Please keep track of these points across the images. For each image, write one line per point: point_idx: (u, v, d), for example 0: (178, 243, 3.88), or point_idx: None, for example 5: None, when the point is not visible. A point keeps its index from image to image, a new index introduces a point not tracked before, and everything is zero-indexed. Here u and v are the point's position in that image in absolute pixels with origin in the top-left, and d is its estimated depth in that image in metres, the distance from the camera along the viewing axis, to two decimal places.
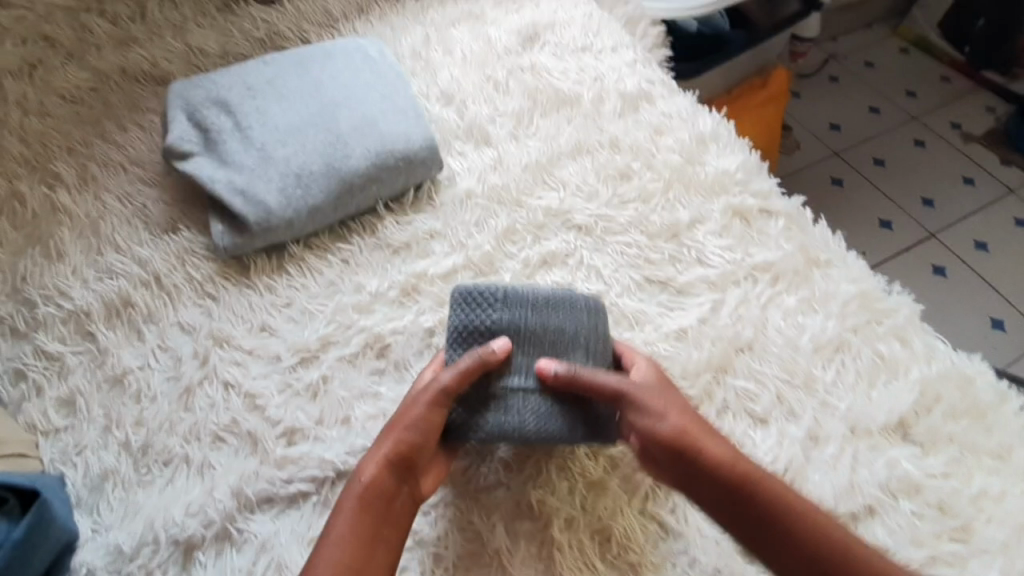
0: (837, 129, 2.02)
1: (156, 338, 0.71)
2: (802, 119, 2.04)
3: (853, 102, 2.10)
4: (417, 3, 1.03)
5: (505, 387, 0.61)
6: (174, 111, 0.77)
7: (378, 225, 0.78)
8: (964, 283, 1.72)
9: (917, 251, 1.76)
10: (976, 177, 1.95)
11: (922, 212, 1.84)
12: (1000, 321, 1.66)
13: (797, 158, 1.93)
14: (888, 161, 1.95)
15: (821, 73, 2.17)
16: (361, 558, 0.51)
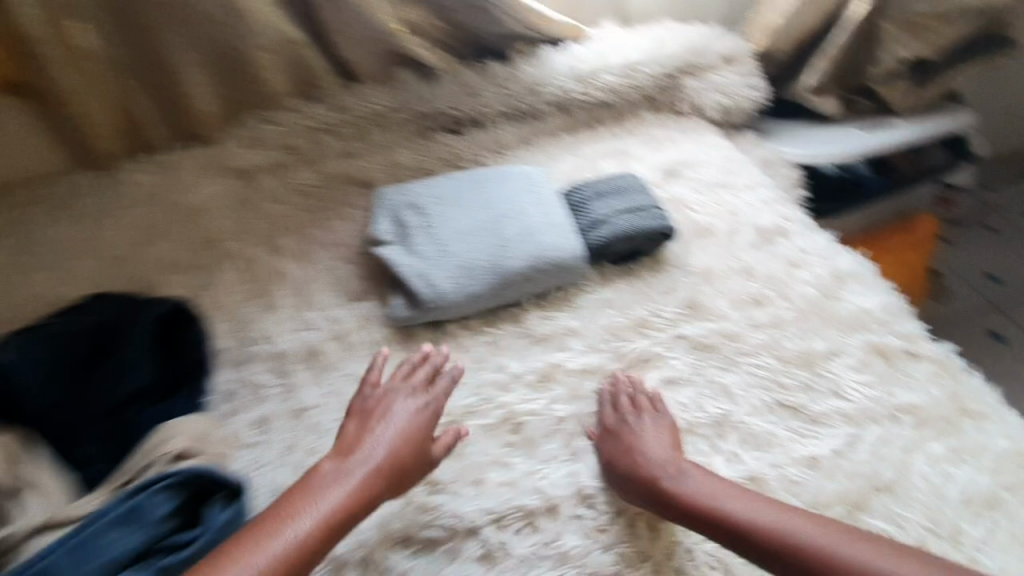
0: (993, 280, 1.87)
1: (334, 383, 0.86)
2: (950, 264, 1.92)
3: (1011, 253, 1.96)
4: (573, 139, 1.23)
5: (601, 216, 0.98)
6: (381, 210, 0.99)
7: (522, 316, 0.90)
8: None
9: None
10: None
11: None
12: None
13: (943, 302, 1.81)
14: None
15: (973, 221, 2.06)
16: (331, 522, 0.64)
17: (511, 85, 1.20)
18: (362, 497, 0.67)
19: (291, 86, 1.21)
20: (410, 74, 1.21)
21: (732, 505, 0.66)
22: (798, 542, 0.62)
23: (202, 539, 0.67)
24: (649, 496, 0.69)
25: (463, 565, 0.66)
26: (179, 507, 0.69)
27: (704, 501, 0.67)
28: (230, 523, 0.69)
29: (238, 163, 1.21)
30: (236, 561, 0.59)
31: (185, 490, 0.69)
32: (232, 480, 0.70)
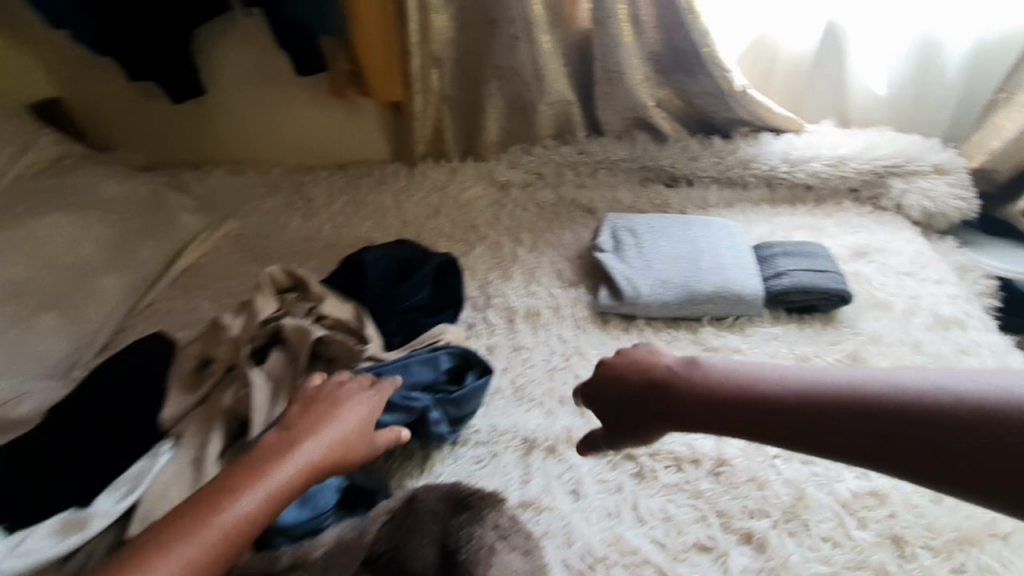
0: None
1: (545, 336, 1.18)
2: None
3: None
4: (771, 210, 1.43)
5: (787, 268, 1.17)
6: (605, 228, 1.29)
7: (699, 330, 1.14)
8: None
9: None
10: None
11: None
12: None
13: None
14: None
15: None
16: (295, 484, 0.77)
17: (729, 156, 1.46)
18: (321, 463, 0.79)
19: (553, 130, 1.62)
20: (646, 136, 1.53)
21: (756, 388, 0.77)
22: (818, 392, 0.72)
23: (465, 388, 0.96)
24: (682, 402, 0.80)
25: (620, 474, 0.90)
26: (452, 370, 0.99)
27: (732, 390, 0.77)
28: (475, 390, 0.96)
29: (501, 177, 1.64)
30: (224, 504, 0.72)
31: (458, 359, 0.99)
32: (486, 363, 0.99)
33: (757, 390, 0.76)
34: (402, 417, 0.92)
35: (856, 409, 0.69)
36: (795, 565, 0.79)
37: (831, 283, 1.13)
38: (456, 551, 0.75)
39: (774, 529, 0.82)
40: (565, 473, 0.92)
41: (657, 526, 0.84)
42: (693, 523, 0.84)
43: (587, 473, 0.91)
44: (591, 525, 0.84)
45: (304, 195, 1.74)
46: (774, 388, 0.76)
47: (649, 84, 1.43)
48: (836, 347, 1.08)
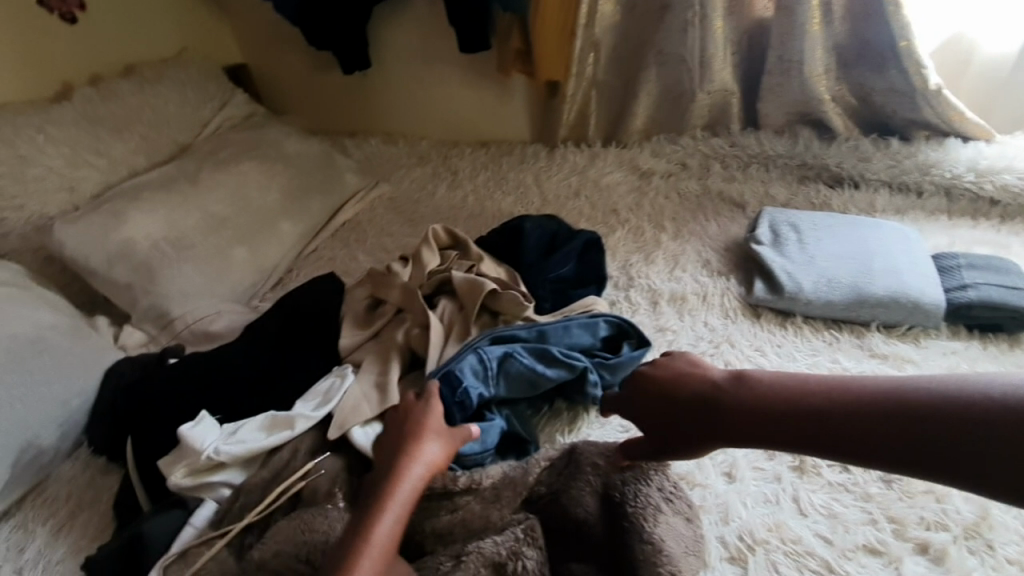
0: None
1: (692, 321, 1.17)
2: None
3: None
4: (948, 221, 1.31)
5: (973, 282, 1.08)
6: (763, 220, 1.26)
7: (865, 334, 1.09)
8: None
9: None
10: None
11: None
12: None
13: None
14: None
15: None
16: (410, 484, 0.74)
17: (906, 160, 1.37)
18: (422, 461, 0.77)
19: (706, 121, 1.60)
20: (810, 133, 1.46)
21: (762, 404, 0.74)
22: (823, 407, 0.70)
23: (623, 356, 1.00)
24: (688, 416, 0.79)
25: (779, 465, 0.88)
26: (607, 338, 1.03)
27: (734, 404, 0.76)
28: (631, 359, 0.99)
29: (644, 165, 1.62)
30: (358, 524, 0.69)
31: (614, 328, 1.03)
32: (643, 335, 1.02)
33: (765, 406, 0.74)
34: (564, 373, 0.96)
35: (862, 410, 0.68)
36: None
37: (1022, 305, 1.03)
38: (621, 505, 0.75)
39: (954, 544, 0.77)
40: (718, 454, 0.90)
41: (817, 520, 0.82)
42: (860, 524, 0.81)
43: (741, 457, 0.90)
44: (748, 509, 0.83)
45: (450, 166, 1.84)
46: (780, 403, 0.73)
47: (828, 77, 1.38)
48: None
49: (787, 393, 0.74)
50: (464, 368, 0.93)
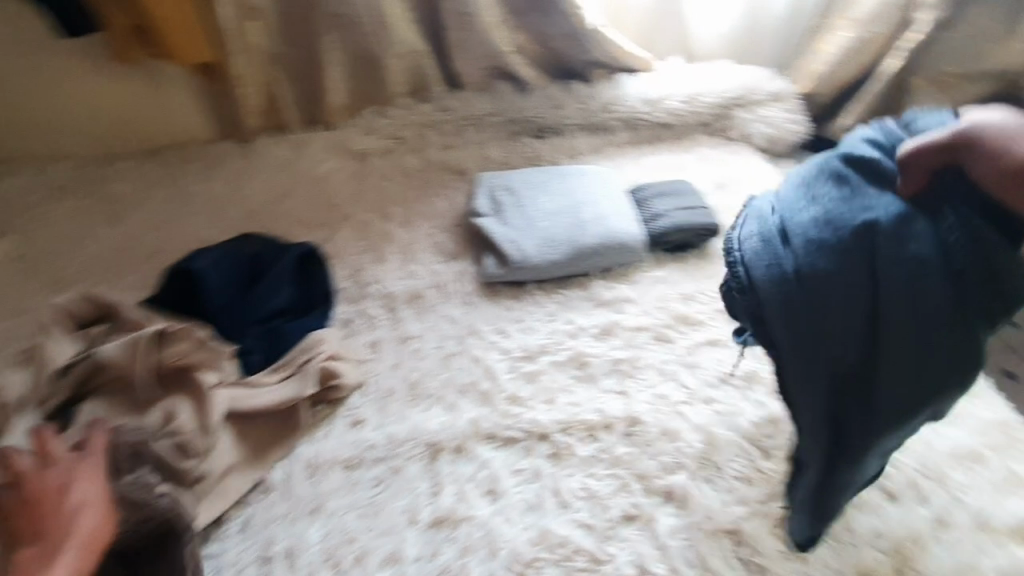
0: None
1: (434, 320, 1.06)
2: None
3: None
4: (636, 152, 1.43)
5: (659, 212, 1.16)
6: (481, 191, 1.21)
7: (589, 284, 1.10)
8: None
9: None
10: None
11: None
12: None
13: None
14: None
15: None
16: None
17: (591, 101, 1.44)
18: None
19: (408, 88, 1.49)
20: (507, 86, 1.46)
21: None
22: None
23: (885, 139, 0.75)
24: (1018, 197, 0.66)
25: (536, 459, 0.83)
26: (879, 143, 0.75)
27: (989, 172, 0.67)
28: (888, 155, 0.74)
29: (356, 147, 1.46)
30: None
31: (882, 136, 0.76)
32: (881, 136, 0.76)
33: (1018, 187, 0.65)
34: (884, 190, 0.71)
35: None
36: (717, 511, 0.78)
37: (696, 222, 1.14)
38: None
39: (692, 480, 0.81)
40: (478, 472, 0.82)
41: (582, 509, 0.79)
42: (616, 496, 0.80)
43: (501, 467, 0.82)
44: (515, 524, 0.77)
45: (106, 192, 1.39)
46: None
47: (505, 26, 1.37)
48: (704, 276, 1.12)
49: (994, 178, 0.66)
50: (880, 201, 0.70)
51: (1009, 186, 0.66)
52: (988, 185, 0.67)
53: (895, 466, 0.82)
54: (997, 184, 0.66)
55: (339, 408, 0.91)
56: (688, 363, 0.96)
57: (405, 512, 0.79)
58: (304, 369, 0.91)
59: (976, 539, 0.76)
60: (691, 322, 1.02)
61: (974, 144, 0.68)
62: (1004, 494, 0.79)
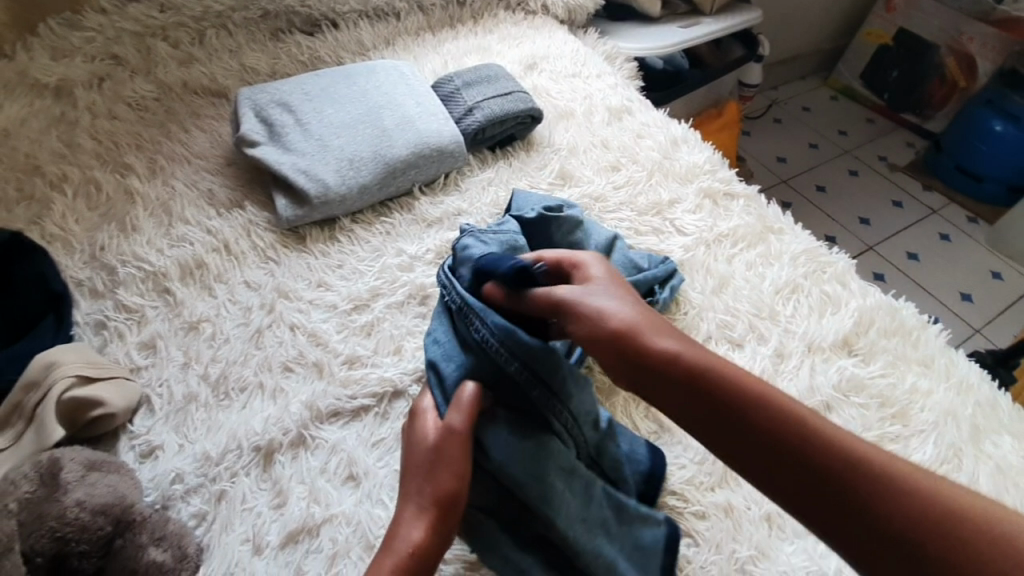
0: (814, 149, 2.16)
1: (227, 293, 0.82)
2: (769, 143, 2.16)
3: (822, 125, 2.25)
4: (434, 38, 1.23)
5: (472, 106, 1.01)
6: (244, 109, 0.93)
7: (414, 204, 0.93)
8: (938, 267, 1.88)
9: (881, 249, 1.90)
10: (1003, 271, 1.89)
11: (886, 215, 2.00)
12: (969, 294, 1.82)
13: (779, 172, 2.07)
14: (861, 174, 2.10)
15: (794, 104, 2.32)
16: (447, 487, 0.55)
17: None
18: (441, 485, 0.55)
19: None
20: None
21: (673, 402, 0.49)
22: (659, 364, 0.50)
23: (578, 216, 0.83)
24: (627, 377, 0.52)
25: (395, 422, 0.71)
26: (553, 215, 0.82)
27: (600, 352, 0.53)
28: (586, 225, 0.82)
29: (44, 77, 1.02)
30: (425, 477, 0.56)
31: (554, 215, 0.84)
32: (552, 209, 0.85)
33: (720, 389, 0.48)
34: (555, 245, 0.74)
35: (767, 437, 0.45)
36: None
37: (512, 109, 1.00)
38: None
39: None
40: (329, 462, 0.67)
41: None
42: None
43: (356, 445, 0.69)
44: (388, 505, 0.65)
45: None
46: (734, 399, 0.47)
47: None
48: (535, 168, 1.01)
49: (621, 362, 0.51)
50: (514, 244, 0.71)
51: (667, 376, 0.49)
52: (662, 363, 0.50)
53: (735, 315, 0.81)
54: (628, 370, 0.51)
55: (119, 441, 0.70)
56: None
57: (246, 541, 0.62)
58: (38, 417, 0.66)
59: (808, 359, 0.76)
60: None
61: (619, 297, 0.56)
62: (821, 311, 0.82)
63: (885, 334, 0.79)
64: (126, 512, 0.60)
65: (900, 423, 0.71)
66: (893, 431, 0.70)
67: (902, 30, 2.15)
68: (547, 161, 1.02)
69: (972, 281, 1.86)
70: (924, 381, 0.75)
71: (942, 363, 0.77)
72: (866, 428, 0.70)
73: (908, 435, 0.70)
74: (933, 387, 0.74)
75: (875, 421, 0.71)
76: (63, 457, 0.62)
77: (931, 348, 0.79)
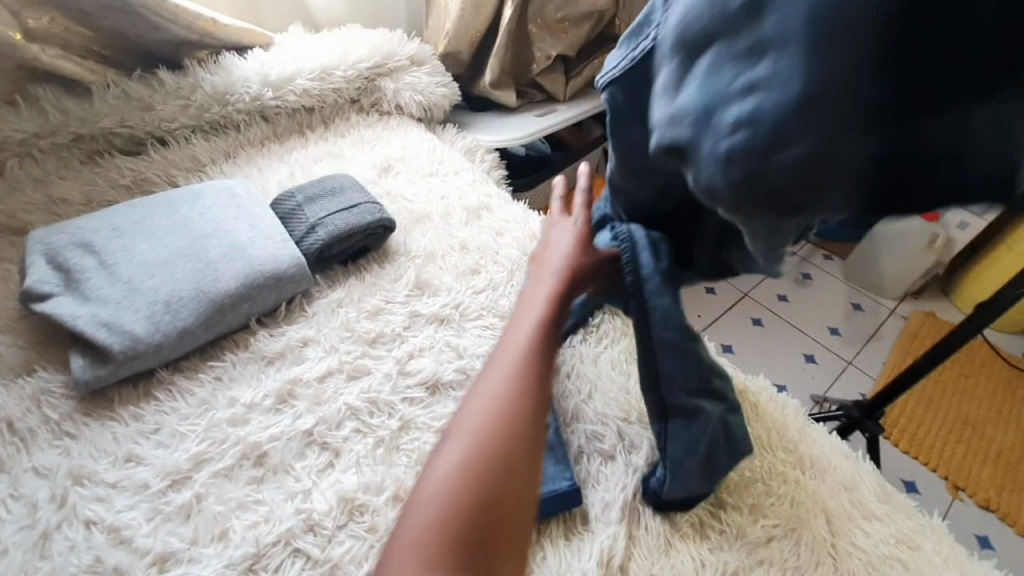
0: None
1: (5, 488, 0.67)
2: None
3: None
4: (281, 147, 1.17)
5: (313, 225, 0.94)
6: (33, 257, 0.80)
7: (250, 339, 0.84)
8: (807, 305, 2.02)
9: (757, 296, 2.02)
10: (865, 302, 2.07)
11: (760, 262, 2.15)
12: (838, 328, 1.97)
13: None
14: None
15: None
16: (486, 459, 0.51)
17: (194, 94, 1.10)
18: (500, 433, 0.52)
19: None
20: (55, 92, 1.03)
21: None
22: None
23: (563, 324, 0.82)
24: None
25: None
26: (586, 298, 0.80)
27: None
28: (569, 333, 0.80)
29: None
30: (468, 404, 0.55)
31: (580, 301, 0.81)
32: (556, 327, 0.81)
33: None
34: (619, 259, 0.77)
35: None
36: None
37: (359, 224, 0.95)
38: None
39: None
40: None
41: None
42: None
43: None
44: None
45: None
46: None
47: None
48: (391, 279, 0.96)
49: None
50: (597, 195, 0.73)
51: None
52: None
53: (604, 423, 0.77)
54: None
55: None
56: (393, 394, 0.80)
57: None
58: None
59: None
60: (386, 341, 0.87)
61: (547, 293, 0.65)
62: None
63: (748, 424, 0.79)
64: None
65: (771, 523, 0.69)
66: (766, 534, 0.68)
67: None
68: (404, 270, 0.97)
69: (840, 315, 2.01)
70: (789, 470, 0.74)
71: (804, 447, 0.77)
72: (740, 536, 0.67)
73: (781, 537, 0.68)
74: (798, 477, 0.74)
75: (748, 526, 0.68)
76: None
77: (791, 431, 0.79)
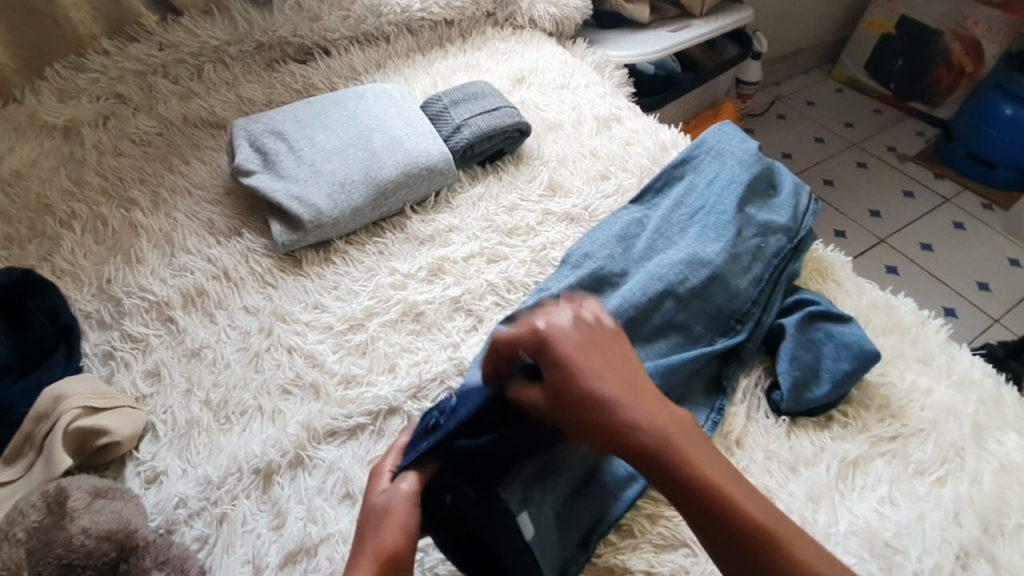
0: (819, 142, 2.14)
1: (227, 319, 0.84)
2: (772, 138, 2.14)
3: (824, 118, 2.23)
4: (424, 59, 1.25)
5: (460, 125, 1.02)
6: (239, 140, 0.96)
7: (406, 223, 0.95)
8: (951, 255, 1.84)
9: (891, 241, 1.86)
10: None
11: (899, 204, 1.96)
12: (987, 282, 1.77)
13: None
14: (868, 164, 2.07)
15: (797, 99, 2.30)
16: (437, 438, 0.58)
17: (354, 6, 1.21)
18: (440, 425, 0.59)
19: (106, 25, 1.11)
20: (242, 3, 1.17)
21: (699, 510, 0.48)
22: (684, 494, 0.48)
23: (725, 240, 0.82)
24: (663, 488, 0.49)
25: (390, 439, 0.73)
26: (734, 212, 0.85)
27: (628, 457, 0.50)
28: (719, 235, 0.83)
29: (49, 118, 1.05)
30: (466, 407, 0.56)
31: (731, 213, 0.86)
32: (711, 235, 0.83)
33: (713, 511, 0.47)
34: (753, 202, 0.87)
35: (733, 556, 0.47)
36: None
37: (500, 126, 1.01)
38: None
39: None
40: (327, 481, 0.69)
41: None
42: None
43: (352, 463, 0.71)
44: None
45: None
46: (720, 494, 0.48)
47: None
48: (526, 180, 1.02)
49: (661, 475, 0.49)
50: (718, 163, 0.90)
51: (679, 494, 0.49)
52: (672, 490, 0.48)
53: None
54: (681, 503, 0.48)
55: (125, 467, 0.71)
56: (528, 277, 0.88)
57: (246, 562, 0.64)
58: (46, 450, 0.69)
59: None
60: (522, 232, 0.94)
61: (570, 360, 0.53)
62: None
63: (884, 334, 0.79)
64: (131, 536, 0.62)
65: (900, 422, 0.69)
66: (892, 430, 0.69)
67: (904, 18, 2.13)
68: (538, 172, 1.03)
69: (989, 269, 1.81)
70: (924, 379, 0.73)
71: (943, 360, 0.76)
72: (864, 429, 0.69)
73: (909, 435, 0.68)
74: (932, 384, 0.73)
75: (874, 422, 0.70)
76: (70, 485, 0.64)
77: (931, 345, 0.77)
